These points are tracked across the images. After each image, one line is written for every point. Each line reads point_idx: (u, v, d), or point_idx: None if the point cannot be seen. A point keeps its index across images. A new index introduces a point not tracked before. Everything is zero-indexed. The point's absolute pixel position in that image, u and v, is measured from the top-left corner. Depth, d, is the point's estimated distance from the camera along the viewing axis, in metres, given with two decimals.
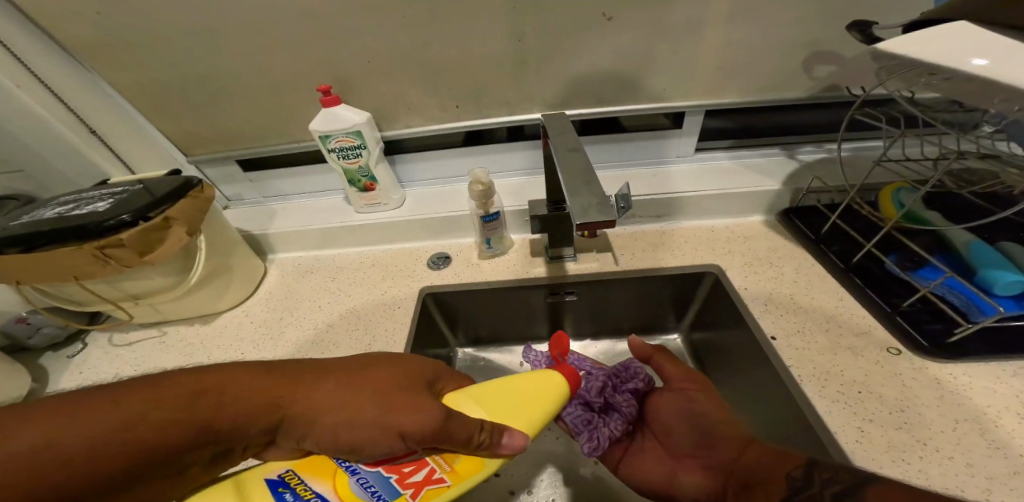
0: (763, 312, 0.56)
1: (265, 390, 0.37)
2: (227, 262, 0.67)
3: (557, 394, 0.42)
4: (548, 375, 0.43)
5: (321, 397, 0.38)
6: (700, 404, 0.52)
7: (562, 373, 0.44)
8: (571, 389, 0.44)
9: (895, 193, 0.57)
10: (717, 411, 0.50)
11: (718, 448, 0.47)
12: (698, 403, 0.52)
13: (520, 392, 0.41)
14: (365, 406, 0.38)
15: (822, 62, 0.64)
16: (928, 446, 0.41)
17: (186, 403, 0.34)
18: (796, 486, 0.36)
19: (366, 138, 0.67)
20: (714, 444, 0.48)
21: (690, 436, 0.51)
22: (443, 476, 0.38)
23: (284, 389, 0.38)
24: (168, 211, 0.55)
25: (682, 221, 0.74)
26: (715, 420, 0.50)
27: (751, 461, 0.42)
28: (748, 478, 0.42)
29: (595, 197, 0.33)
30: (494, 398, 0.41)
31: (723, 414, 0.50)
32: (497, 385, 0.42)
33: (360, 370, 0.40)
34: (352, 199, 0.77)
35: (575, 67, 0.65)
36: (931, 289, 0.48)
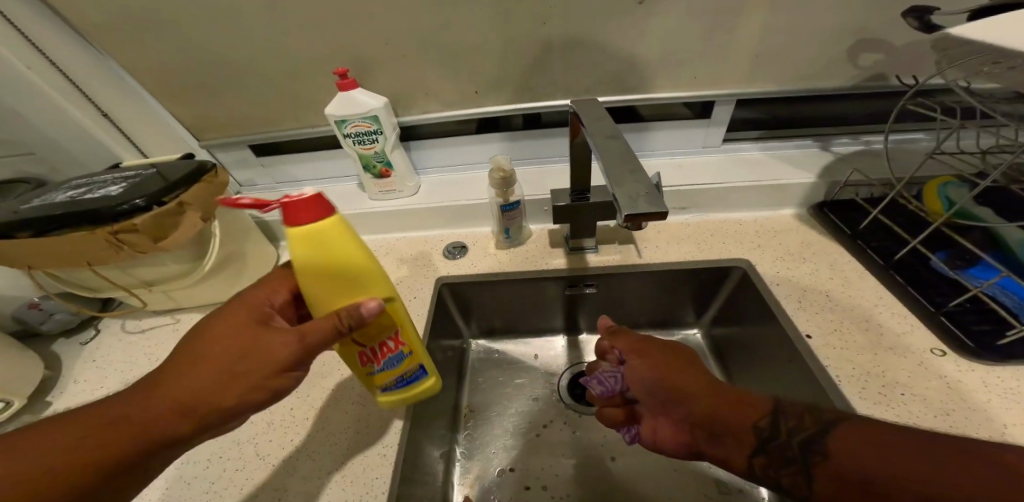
0: (797, 309, 0.54)
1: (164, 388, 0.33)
2: (242, 249, 0.65)
3: (348, 246, 0.36)
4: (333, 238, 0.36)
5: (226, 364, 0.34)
6: (648, 361, 0.43)
7: (325, 232, 0.35)
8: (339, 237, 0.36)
9: (943, 186, 0.54)
10: (675, 368, 0.41)
11: (677, 403, 0.39)
12: (646, 363, 0.43)
13: (336, 262, 0.36)
14: (255, 355, 0.35)
15: (866, 50, 0.61)
16: None
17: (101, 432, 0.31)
18: (765, 435, 0.35)
19: (383, 124, 0.65)
20: (675, 398, 0.40)
21: (648, 394, 0.43)
22: (398, 337, 0.41)
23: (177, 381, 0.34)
24: (182, 196, 0.53)
25: (709, 214, 0.71)
26: (667, 374, 0.41)
27: (718, 416, 0.37)
28: (716, 428, 0.37)
29: (642, 186, 0.31)
30: (325, 281, 0.37)
31: (687, 369, 0.40)
32: (314, 268, 0.36)
33: (232, 322, 0.36)
34: (367, 186, 0.75)
35: (603, 52, 0.62)
36: (984, 290, 0.45)
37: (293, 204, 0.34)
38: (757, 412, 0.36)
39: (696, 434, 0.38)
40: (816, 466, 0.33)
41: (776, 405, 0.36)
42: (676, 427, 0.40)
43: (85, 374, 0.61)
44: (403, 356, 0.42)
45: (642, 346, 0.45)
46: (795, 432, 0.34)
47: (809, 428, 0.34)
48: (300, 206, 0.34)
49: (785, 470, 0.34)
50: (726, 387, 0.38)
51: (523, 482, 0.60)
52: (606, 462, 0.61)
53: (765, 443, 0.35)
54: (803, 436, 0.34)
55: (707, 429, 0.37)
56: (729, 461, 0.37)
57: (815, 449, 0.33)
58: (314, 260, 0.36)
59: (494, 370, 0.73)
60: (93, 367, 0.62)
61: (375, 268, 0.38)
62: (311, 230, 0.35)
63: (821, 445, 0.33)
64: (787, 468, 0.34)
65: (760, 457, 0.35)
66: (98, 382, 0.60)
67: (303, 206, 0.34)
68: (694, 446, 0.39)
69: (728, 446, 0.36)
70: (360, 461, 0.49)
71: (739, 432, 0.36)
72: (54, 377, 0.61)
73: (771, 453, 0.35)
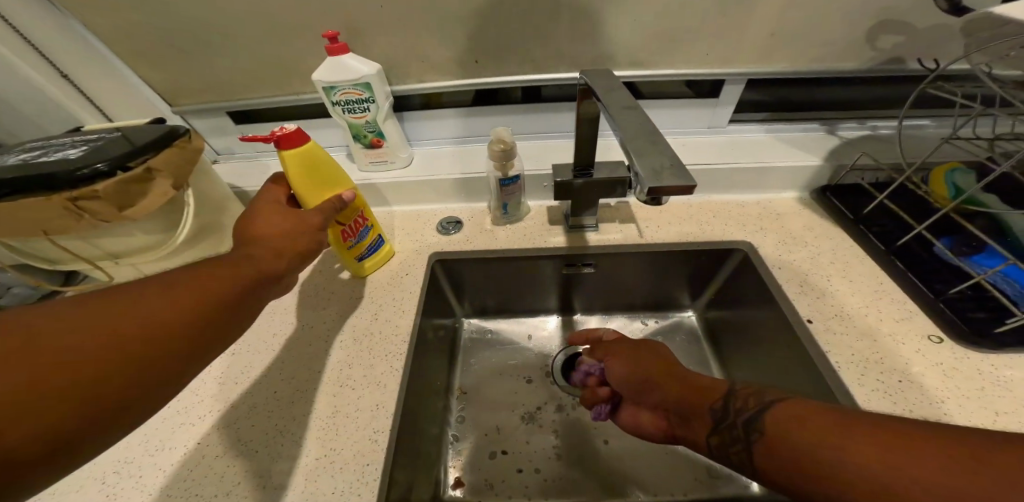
0: (799, 293, 0.53)
1: (164, 289, 0.32)
2: (218, 221, 0.61)
3: (325, 156, 0.49)
4: (309, 154, 0.47)
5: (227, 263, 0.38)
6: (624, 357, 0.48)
7: (296, 148, 0.46)
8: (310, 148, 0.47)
9: (949, 173, 0.53)
10: (649, 358, 0.46)
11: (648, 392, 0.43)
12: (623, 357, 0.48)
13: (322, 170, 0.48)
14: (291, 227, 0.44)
15: (882, 32, 0.59)
16: None
17: (116, 319, 0.29)
18: (715, 418, 0.37)
19: (375, 91, 0.60)
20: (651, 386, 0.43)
21: (630, 387, 0.46)
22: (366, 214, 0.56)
23: (189, 280, 0.34)
24: (151, 161, 0.48)
25: (711, 195, 0.69)
26: (638, 365, 0.46)
27: (682, 397, 0.40)
28: (682, 410, 0.39)
29: (668, 162, 0.28)
30: (311, 185, 0.48)
31: (656, 360, 0.45)
32: (301, 179, 0.47)
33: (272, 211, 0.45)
34: (356, 156, 0.70)
35: (613, 23, 0.58)
36: (987, 277, 0.45)
37: (286, 136, 0.45)
38: (712, 392, 0.38)
39: (670, 419, 0.41)
40: (756, 442, 0.33)
41: (729, 388, 0.38)
42: (651, 414, 0.43)
43: None
44: (368, 229, 0.59)
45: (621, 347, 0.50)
46: (740, 413, 0.35)
47: (752, 407, 0.35)
48: (288, 136, 0.45)
49: (732, 448, 0.34)
50: (697, 378, 0.41)
51: (515, 465, 0.59)
52: (599, 443, 0.61)
53: (716, 424, 0.36)
54: (746, 414, 0.35)
55: (674, 411, 0.40)
56: (695, 442, 0.38)
57: (754, 427, 0.34)
58: (306, 171, 0.47)
59: (488, 350, 0.72)
60: None
61: (342, 172, 0.50)
62: (299, 153, 0.46)
63: (759, 422, 0.34)
64: (734, 445, 0.34)
65: (714, 436, 0.36)
66: None
67: (292, 137, 0.45)
68: (670, 429, 0.41)
69: (690, 425, 0.38)
70: (350, 448, 0.46)
71: (696, 411, 0.38)
72: None
73: (721, 433, 0.36)
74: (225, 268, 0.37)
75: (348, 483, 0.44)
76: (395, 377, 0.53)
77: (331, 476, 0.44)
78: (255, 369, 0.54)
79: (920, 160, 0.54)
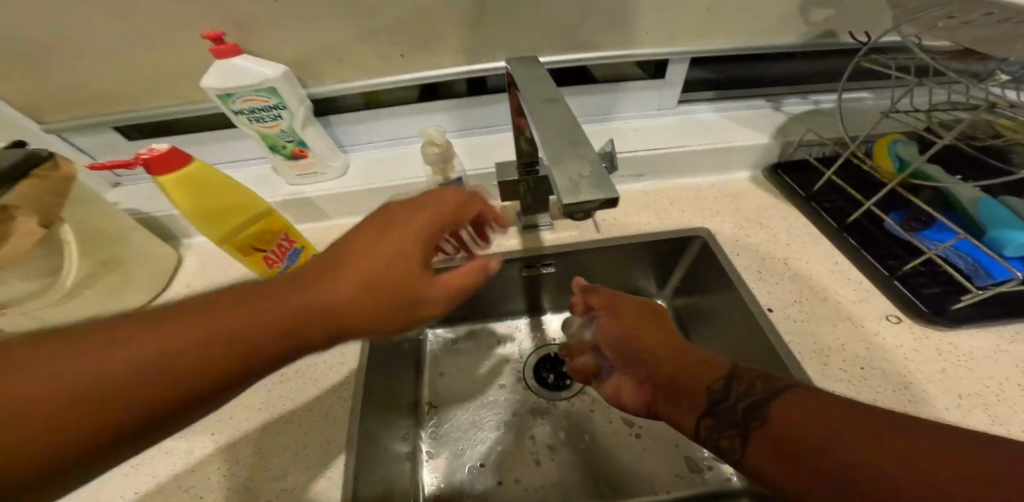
0: (757, 280, 0.52)
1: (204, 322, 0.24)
2: (122, 253, 0.53)
3: (205, 175, 0.39)
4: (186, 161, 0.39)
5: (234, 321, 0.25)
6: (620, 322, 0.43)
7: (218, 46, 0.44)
8: (185, 157, 0.39)
9: (892, 144, 0.52)
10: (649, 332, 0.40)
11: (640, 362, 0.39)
12: (621, 316, 0.43)
13: (206, 191, 0.40)
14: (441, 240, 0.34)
15: (819, 4, 0.57)
16: None
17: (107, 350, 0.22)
18: (715, 396, 0.34)
19: (284, 97, 0.50)
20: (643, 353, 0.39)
21: (625, 352, 0.41)
22: (291, 240, 0.48)
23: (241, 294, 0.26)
24: (6, 196, 0.39)
25: (668, 180, 0.67)
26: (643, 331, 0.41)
27: (682, 371, 0.36)
28: (674, 389, 0.36)
29: (587, 166, 0.25)
30: (199, 207, 0.40)
31: (661, 331, 0.40)
32: (187, 200, 0.39)
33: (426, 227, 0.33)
34: (279, 169, 0.61)
35: (543, 9, 0.55)
36: (937, 253, 0.44)
37: (154, 158, 0.37)
38: (714, 372, 0.35)
39: (658, 394, 0.37)
40: (752, 428, 0.31)
41: (732, 366, 0.35)
42: (639, 387, 0.39)
43: None
44: (300, 252, 0.50)
45: (620, 306, 0.45)
46: (742, 397, 0.32)
47: (760, 392, 0.32)
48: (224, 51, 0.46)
49: (726, 432, 0.32)
50: (699, 352, 0.37)
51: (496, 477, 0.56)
52: (578, 448, 0.59)
53: (712, 406, 0.33)
54: (752, 398, 0.32)
55: (668, 384, 0.36)
56: (681, 422, 0.36)
57: (755, 416, 0.31)
58: (195, 196, 0.39)
59: (453, 362, 0.68)
60: None
61: (240, 190, 0.42)
62: (179, 175, 0.38)
63: (762, 411, 0.31)
64: (726, 430, 0.32)
65: (706, 419, 0.34)
66: None
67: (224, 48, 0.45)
68: (656, 406, 0.38)
69: (679, 404, 0.35)
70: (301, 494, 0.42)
71: (693, 390, 0.35)
72: None
73: (717, 415, 0.33)
74: (239, 337, 0.24)
75: None
76: (344, 409, 0.49)
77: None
78: None
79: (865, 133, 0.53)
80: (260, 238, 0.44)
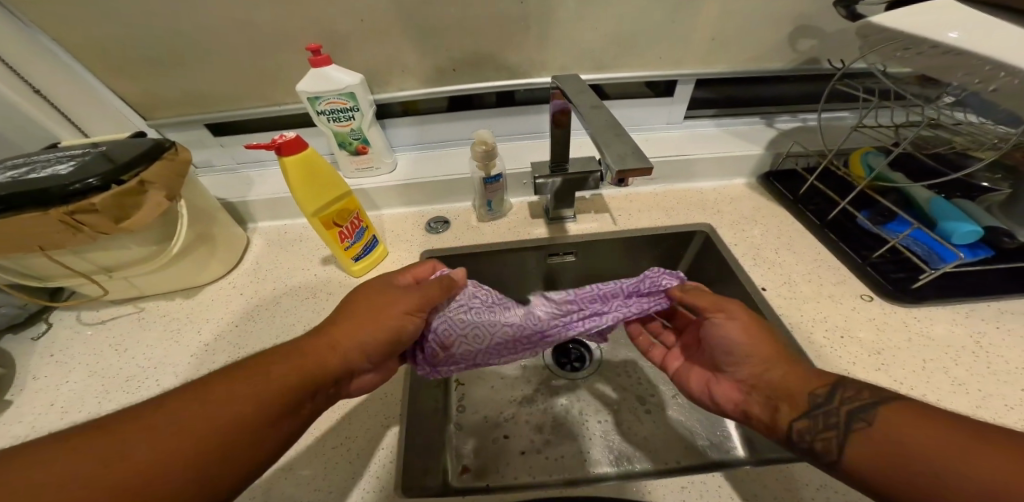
0: (753, 266, 0.61)
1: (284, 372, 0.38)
2: (211, 230, 0.62)
3: (315, 161, 0.49)
4: (302, 153, 0.48)
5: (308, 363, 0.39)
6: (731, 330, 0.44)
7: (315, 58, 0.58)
8: (301, 147, 0.48)
9: (864, 156, 0.64)
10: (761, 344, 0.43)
11: (742, 365, 0.43)
12: (733, 327, 0.44)
13: (318, 172, 0.50)
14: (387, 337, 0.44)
15: (804, 36, 0.69)
16: (903, 385, 0.46)
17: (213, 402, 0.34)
18: (815, 402, 0.38)
19: (359, 101, 0.63)
20: (736, 360, 0.44)
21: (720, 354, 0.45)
22: (359, 215, 0.58)
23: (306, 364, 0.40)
24: (143, 174, 0.49)
25: (674, 184, 0.77)
26: (748, 338, 0.43)
27: (786, 382, 0.40)
28: (777, 390, 0.40)
29: (628, 147, 0.35)
30: (305, 187, 0.49)
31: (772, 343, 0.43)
32: (298, 183, 0.49)
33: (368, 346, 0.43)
34: (341, 163, 0.72)
35: (575, 35, 0.65)
36: (898, 241, 0.55)
37: (287, 142, 0.47)
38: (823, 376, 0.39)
39: (753, 396, 0.43)
40: (855, 431, 0.36)
41: (837, 376, 0.39)
42: (733, 386, 0.45)
43: (46, 369, 0.57)
44: (364, 230, 0.60)
45: (732, 308, 0.45)
46: (846, 402, 0.37)
47: (865, 398, 0.36)
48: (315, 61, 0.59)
49: (820, 436, 0.37)
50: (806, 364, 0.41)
51: (518, 449, 0.64)
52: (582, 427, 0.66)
53: (811, 409, 0.38)
54: (858, 405, 0.36)
55: (765, 390, 0.41)
56: (772, 424, 0.41)
57: (859, 417, 0.36)
58: (305, 176, 0.49)
59: None
60: (59, 368, 0.57)
61: (339, 178, 0.52)
62: (301, 158, 0.48)
63: (869, 414, 0.36)
64: (823, 433, 0.37)
65: (803, 419, 0.38)
66: (60, 379, 0.56)
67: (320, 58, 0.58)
68: (743, 405, 0.43)
69: (777, 408, 0.40)
70: (362, 435, 0.51)
71: (797, 396, 0.39)
72: (8, 376, 0.56)
73: (815, 417, 0.37)
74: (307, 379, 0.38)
75: (365, 469, 0.48)
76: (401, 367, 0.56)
77: (347, 461, 0.49)
78: None
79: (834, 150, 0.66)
80: (342, 210, 0.54)
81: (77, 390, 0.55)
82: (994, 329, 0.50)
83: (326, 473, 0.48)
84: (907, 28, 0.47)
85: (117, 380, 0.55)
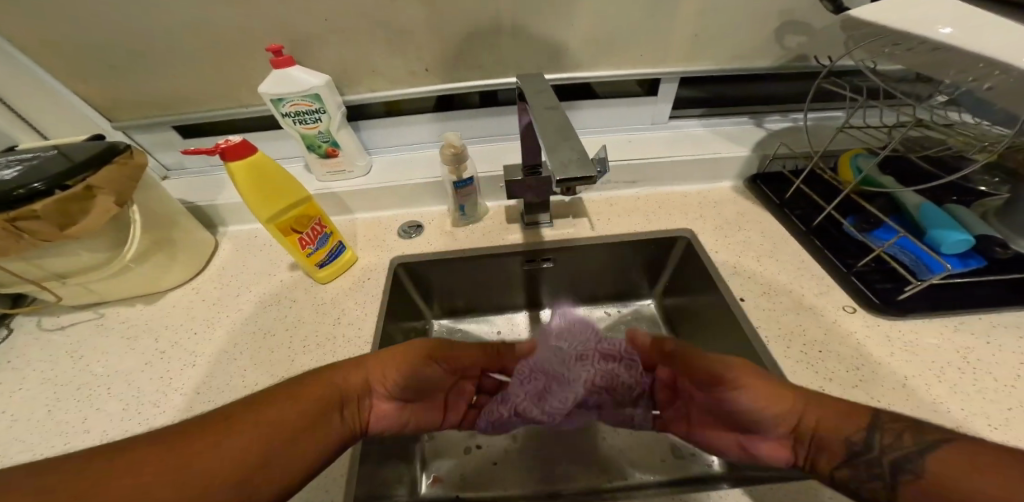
0: (733, 275, 0.58)
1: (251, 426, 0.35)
2: (171, 236, 0.60)
3: (267, 168, 0.48)
4: (251, 160, 0.47)
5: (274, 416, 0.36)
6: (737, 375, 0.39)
7: (276, 59, 0.56)
8: (250, 153, 0.47)
9: (854, 158, 0.61)
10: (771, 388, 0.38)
11: (774, 427, 0.39)
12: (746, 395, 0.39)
13: (269, 179, 0.49)
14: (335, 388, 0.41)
15: (793, 32, 0.66)
16: (881, 403, 0.43)
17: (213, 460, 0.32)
18: (852, 448, 0.36)
19: (325, 103, 0.61)
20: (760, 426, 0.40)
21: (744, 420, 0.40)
22: (321, 222, 0.56)
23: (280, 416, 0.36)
24: (91, 178, 0.48)
25: (657, 187, 0.74)
26: (771, 400, 0.38)
27: (820, 424, 0.37)
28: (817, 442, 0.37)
29: (575, 153, 0.33)
30: (257, 195, 0.48)
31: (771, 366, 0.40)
32: (248, 190, 0.48)
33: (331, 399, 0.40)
34: (312, 167, 0.71)
35: (550, 32, 0.63)
36: (884, 250, 0.52)
37: (232, 147, 0.45)
38: (857, 429, 0.36)
39: (800, 446, 0.39)
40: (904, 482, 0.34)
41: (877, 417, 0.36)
42: (777, 446, 0.40)
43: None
44: (328, 236, 0.59)
45: (745, 378, 0.39)
46: (888, 450, 0.34)
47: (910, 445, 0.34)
48: (278, 63, 0.57)
49: (867, 482, 0.35)
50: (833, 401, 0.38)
51: (490, 460, 0.61)
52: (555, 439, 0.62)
53: (850, 456, 0.36)
54: (902, 451, 0.34)
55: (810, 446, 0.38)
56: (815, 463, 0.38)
57: (906, 469, 0.34)
58: (255, 182, 0.48)
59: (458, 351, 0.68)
60: (14, 376, 0.55)
61: (294, 183, 0.51)
62: (248, 164, 0.47)
63: (915, 465, 0.33)
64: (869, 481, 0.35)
65: (844, 469, 0.36)
66: (14, 386, 0.54)
67: (282, 58, 0.56)
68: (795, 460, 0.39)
69: (818, 457, 0.37)
70: None
71: (836, 450, 0.36)
72: None
73: (857, 466, 0.36)
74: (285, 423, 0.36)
75: (317, 482, 0.46)
76: None
77: None
78: (217, 378, 0.53)
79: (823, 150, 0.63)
80: (300, 217, 0.52)
81: (28, 398, 0.53)
82: (983, 344, 0.47)
83: None
84: (893, 23, 0.44)
85: (70, 389, 0.54)
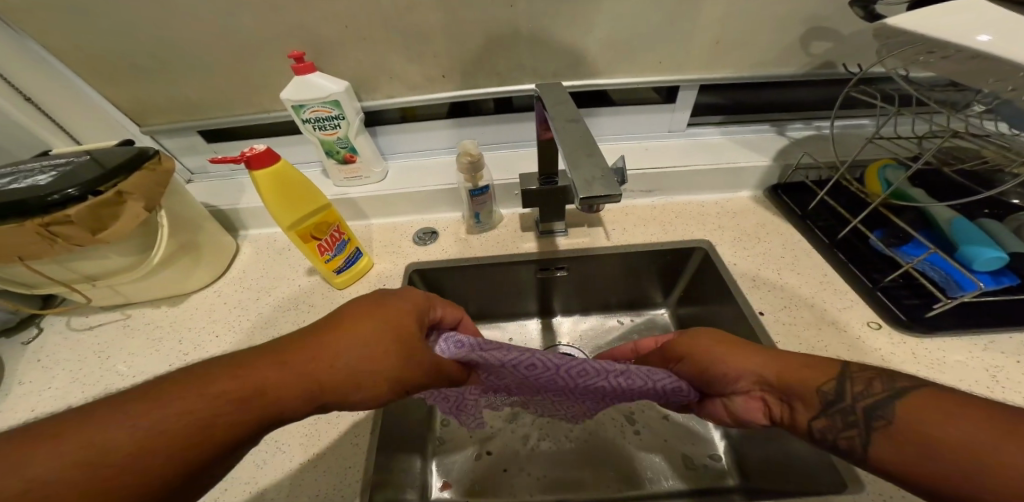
0: (752, 288, 0.57)
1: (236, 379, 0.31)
2: (195, 239, 0.62)
3: (286, 177, 0.49)
4: (273, 169, 0.48)
5: (271, 370, 0.32)
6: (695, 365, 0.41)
7: (298, 66, 0.57)
8: (271, 162, 0.48)
9: (882, 169, 0.59)
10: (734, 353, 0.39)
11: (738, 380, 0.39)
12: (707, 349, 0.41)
13: (294, 188, 0.50)
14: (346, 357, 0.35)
15: (819, 39, 0.64)
16: None
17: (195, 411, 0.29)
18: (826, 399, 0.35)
19: (345, 109, 0.62)
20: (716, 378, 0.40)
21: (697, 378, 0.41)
22: (339, 228, 0.57)
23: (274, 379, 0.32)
24: (121, 184, 0.49)
25: (674, 196, 0.73)
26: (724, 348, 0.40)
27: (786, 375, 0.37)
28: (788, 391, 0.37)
29: (598, 169, 0.32)
30: (285, 201, 0.50)
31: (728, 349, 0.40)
32: (276, 197, 0.49)
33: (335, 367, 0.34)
34: (331, 172, 0.72)
35: (569, 40, 0.63)
36: (913, 265, 0.51)
37: (255, 155, 0.47)
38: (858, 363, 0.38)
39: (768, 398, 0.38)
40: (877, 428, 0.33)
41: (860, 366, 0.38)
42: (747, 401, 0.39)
43: (31, 374, 0.57)
44: (346, 242, 0.59)
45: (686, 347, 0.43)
46: (861, 397, 0.34)
47: (879, 393, 0.34)
48: (300, 69, 0.57)
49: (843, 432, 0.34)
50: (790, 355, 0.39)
51: (501, 465, 0.60)
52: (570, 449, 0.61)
53: (826, 406, 0.35)
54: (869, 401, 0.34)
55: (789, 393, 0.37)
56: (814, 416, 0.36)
57: (877, 415, 0.33)
58: (276, 187, 0.49)
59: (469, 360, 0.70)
60: (44, 374, 0.57)
61: (313, 189, 0.52)
62: (268, 172, 0.48)
63: (885, 410, 0.33)
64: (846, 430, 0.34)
65: (821, 419, 0.35)
66: (44, 384, 0.56)
67: (305, 65, 0.57)
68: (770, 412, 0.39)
69: (794, 407, 0.37)
70: (332, 452, 0.49)
71: (807, 395, 0.36)
72: None
73: (833, 416, 0.35)
74: (220, 414, 0.30)
75: (331, 487, 0.46)
76: None
77: (319, 476, 0.48)
78: None
79: (850, 160, 0.62)
80: (318, 221, 0.53)
81: (57, 396, 0.55)
82: (1014, 364, 0.45)
83: (298, 487, 0.47)
84: (927, 34, 0.43)
85: (97, 388, 0.55)
